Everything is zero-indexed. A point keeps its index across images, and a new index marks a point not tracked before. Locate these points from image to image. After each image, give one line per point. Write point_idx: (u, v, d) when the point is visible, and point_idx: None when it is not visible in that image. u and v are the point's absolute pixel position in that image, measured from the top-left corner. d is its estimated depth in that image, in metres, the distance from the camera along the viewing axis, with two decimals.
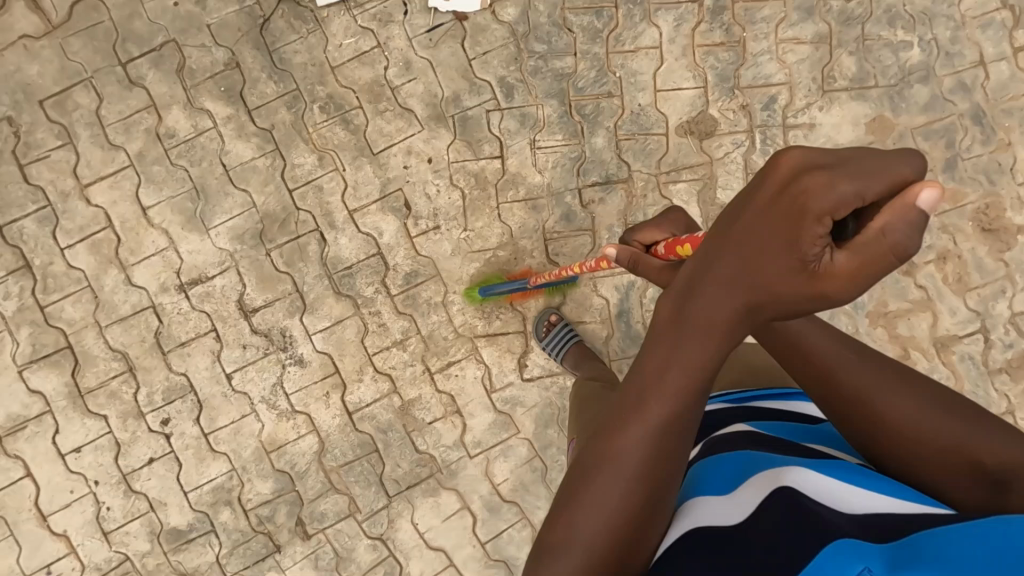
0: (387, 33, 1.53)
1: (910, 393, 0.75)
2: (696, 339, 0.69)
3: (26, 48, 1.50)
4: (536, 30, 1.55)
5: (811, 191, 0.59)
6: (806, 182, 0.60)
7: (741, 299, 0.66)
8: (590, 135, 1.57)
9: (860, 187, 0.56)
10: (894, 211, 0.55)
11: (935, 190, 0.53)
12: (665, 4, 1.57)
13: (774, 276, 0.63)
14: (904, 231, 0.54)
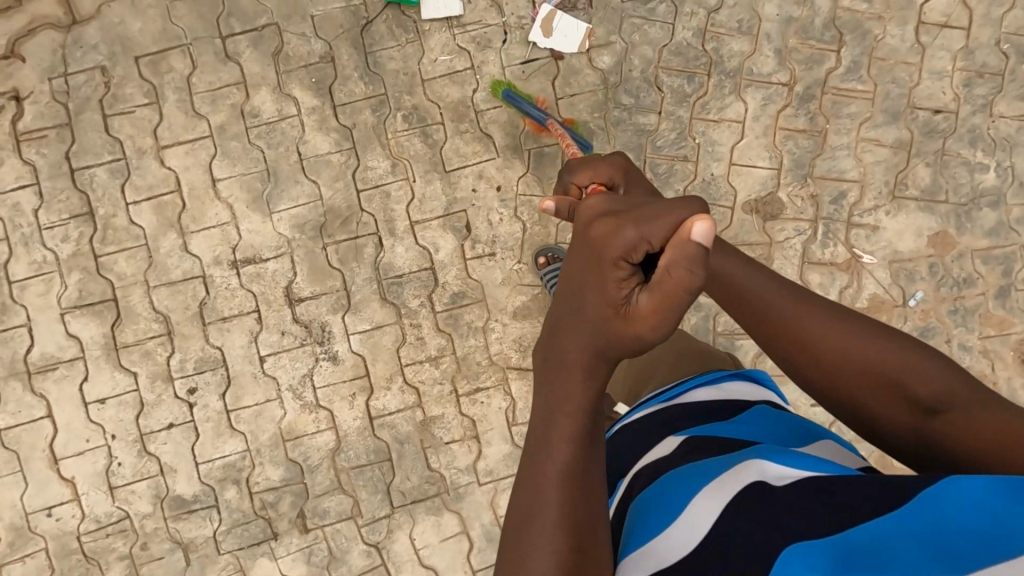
0: (482, 57, 1.55)
1: (832, 339, 0.77)
2: (576, 378, 0.68)
3: (133, 3, 1.52)
4: (627, 82, 1.57)
5: (618, 235, 0.64)
6: (605, 231, 0.65)
7: (598, 340, 0.66)
8: (658, 194, 1.59)
9: (642, 231, 0.63)
10: (677, 249, 0.58)
11: (704, 223, 0.56)
12: (756, 82, 1.59)
13: (602, 318, 0.66)
14: (688, 266, 0.58)
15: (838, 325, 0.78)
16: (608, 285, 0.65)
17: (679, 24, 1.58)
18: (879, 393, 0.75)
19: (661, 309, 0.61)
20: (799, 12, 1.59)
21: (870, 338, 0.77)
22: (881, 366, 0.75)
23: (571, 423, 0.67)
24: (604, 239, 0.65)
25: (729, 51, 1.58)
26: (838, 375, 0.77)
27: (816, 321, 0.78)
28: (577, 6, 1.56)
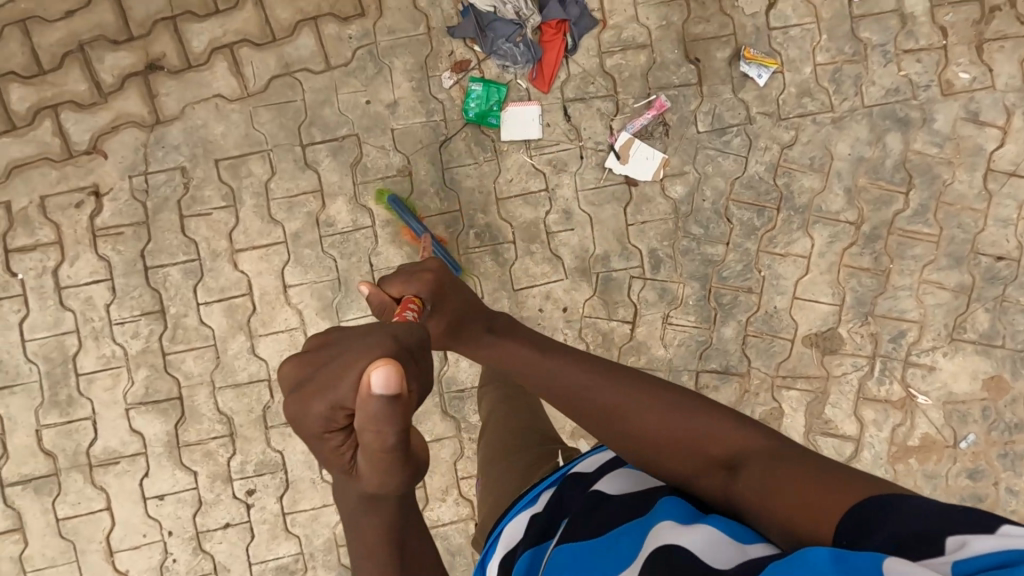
0: (558, 180, 1.57)
1: (658, 411, 0.84)
2: (364, 517, 0.75)
3: (217, 107, 1.54)
4: (697, 212, 1.59)
5: (307, 408, 0.68)
6: (297, 411, 0.69)
7: (353, 496, 0.74)
8: (721, 323, 1.61)
9: (329, 400, 0.66)
10: (369, 414, 0.64)
11: (378, 372, 0.62)
12: (824, 219, 1.61)
13: (349, 482, 0.74)
14: (390, 425, 0.65)
15: (661, 399, 0.86)
16: (331, 457, 0.71)
17: (753, 158, 1.60)
18: (704, 459, 0.78)
19: (375, 463, 0.68)
20: (870, 153, 1.61)
21: (688, 412, 0.83)
22: (715, 440, 0.80)
23: (372, 550, 0.76)
24: (299, 418, 0.68)
25: (800, 187, 1.61)
26: (652, 446, 0.82)
27: (635, 392, 0.88)
28: (654, 135, 1.58)
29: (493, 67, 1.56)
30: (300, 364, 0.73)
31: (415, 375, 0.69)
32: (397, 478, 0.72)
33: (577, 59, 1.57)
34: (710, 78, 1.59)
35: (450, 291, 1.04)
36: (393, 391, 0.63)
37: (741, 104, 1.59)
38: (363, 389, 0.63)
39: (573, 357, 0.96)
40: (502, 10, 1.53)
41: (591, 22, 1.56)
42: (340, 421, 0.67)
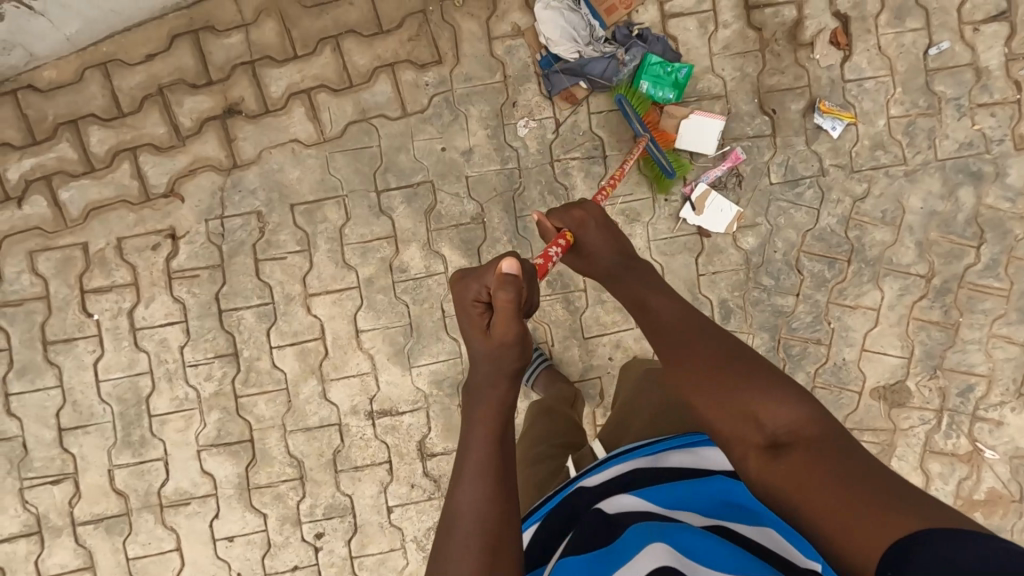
0: (630, 230, 1.57)
1: (723, 390, 0.85)
2: (490, 385, 0.95)
3: (293, 151, 1.55)
4: (768, 263, 1.59)
5: (467, 288, 1.02)
6: (462, 288, 1.04)
7: (480, 357, 0.98)
8: (790, 374, 1.61)
9: (480, 279, 1.01)
10: (500, 280, 0.96)
11: (511, 260, 0.98)
12: (895, 272, 1.61)
13: (478, 345, 0.99)
14: (511, 288, 0.95)
15: (734, 374, 0.87)
16: (472, 317, 1.01)
17: (825, 210, 1.60)
18: (756, 449, 0.80)
19: (505, 321, 0.95)
20: (942, 207, 1.61)
21: (754, 386, 0.84)
22: (768, 425, 0.80)
23: (489, 409, 0.93)
24: (462, 293, 1.03)
25: (871, 239, 1.60)
26: (713, 424, 0.85)
27: (706, 357, 0.90)
28: (727, 186, 1.58)
29: (568, 115, 1.57)
30: (461, 273, 1.07)
31: (530, 281, 1.05)
32: (517, 338, 0.96)
33: (652, 109, 1.57)
34: (784, 129, 1.59)
35: (595, 229, 1.17)
36: (517, 270, 0.97)
37: (814, 156, 1.59)
38: (499, 270, 0.98)
39: (676, 313, 1.00)
40: (587, 51, 1.53)
41: (675, 58, 1.57)
42: (484, 296, 1.01)
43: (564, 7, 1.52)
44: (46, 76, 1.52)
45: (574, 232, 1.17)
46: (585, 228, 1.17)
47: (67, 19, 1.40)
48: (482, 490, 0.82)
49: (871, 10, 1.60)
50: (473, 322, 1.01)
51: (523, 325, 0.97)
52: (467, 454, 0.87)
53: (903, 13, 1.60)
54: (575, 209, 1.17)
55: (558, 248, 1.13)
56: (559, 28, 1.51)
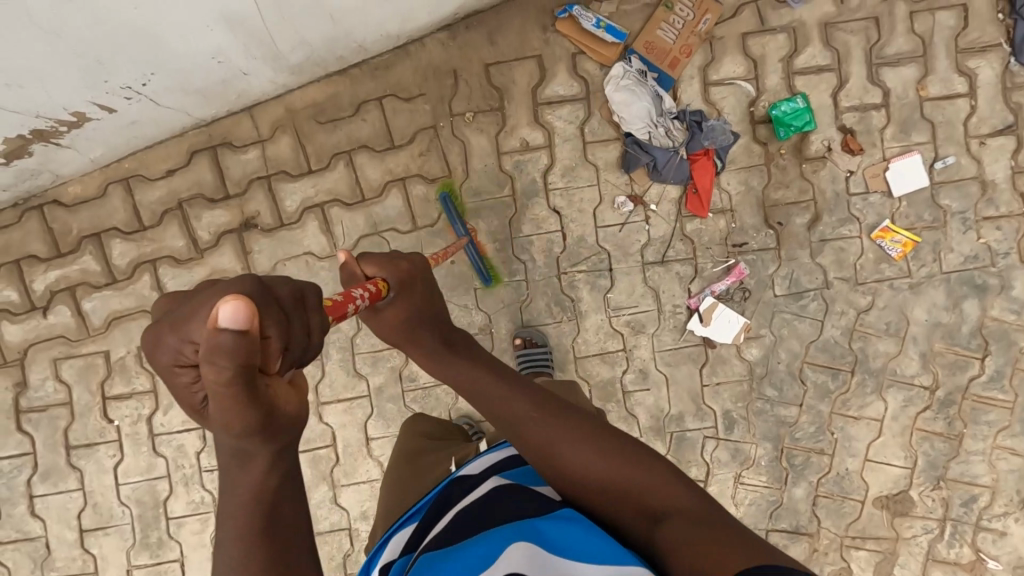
0: (635, 341, 1.60)
1: (571, 443, 0.87)
2: (237, 476, 0.65)
3: (307, 263, 1.60)
4: (772, 374, 1.61)
5: (159, 346, 0.59)
6: (150, 344, 0.60)
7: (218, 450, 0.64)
8: (793, 483, 1.62)
9: (178, 334, 0.58)
10: (210, 344, 0.55)
11: (229, 306, 0.55)
12: (898, 383, 1.62)
13: (207, 431, 0.63)
14: (225, 358, 0.56)
15: (578, 431, 0.88)
16: (183, 397, 0.61)
17: (829, 322, 1.61)
18: (620, 503, 0.82)
19: (222, 399, 0.58)
20: (947, 319, 1.62)
21: (597, 443, 0.87)
22: (629, 472, 0.83)
23: (240, 502, 0.64)
24: (156, 354, 0.59)
25: (875, 351, 1.62)
26: (563, 480, 0.85)
27: (547, 420, 0.90)
28: (733, 298, 1.60)
29: (574, 228, 1.60)
30: (170, 299, 0.66)
31: (278, 317, 0.63)
32: (258, 417, 0.61)
33: (657, 222, 1.60)
34: (789, 242, 1.61)
35: (422, 292, 1.00)
36: (245, 323, 0.55)
37: (819, 268, 1.61)
38: (210, 322, 0.55)
39: (504, 379, 0.97)
40: (657, 135, 1.54)
41: (723, 161, 1.58)
42: (188, 353, 0.59)
43: (645, 86, 1.54)
44: (71, 191, 1.57)
45: (391, 280, 0.98)
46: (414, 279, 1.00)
47: (91, 147, 1.43)
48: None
49: (876, 124, 1.61)
50: (185, 396, 0.62)
51: (267, 391, 0.61)
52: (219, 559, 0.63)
53: (909, 126, 1.61)
54: (402, 262, 1.00)
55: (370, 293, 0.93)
56: (638, 106, 1.53)
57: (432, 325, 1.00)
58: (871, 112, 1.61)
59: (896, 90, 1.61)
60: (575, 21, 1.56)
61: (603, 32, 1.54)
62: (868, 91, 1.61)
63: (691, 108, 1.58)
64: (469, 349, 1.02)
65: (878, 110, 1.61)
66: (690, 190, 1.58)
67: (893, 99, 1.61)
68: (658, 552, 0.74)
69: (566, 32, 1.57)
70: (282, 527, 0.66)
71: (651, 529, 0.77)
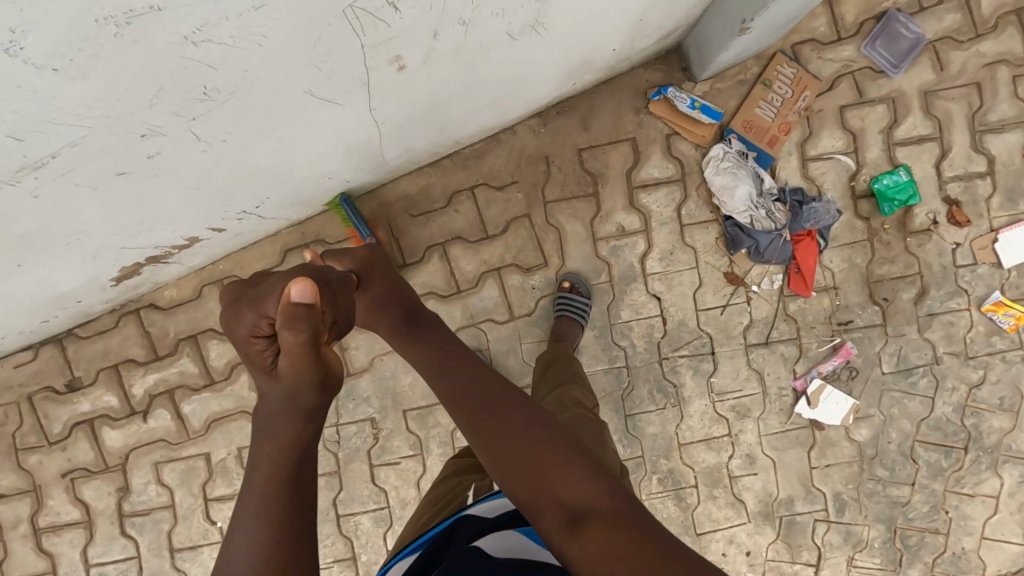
0: (741, 425, 1.57)
1: (512, 438, 0.83)
2: (281, 421, 0.79)
3: (404, 357, 1.57)
4: (883, 454, 1.58)
5: (240, 321, 0.81)
6: (233, 320, 0.82)
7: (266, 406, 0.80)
8: (907, 564, 1.59)
9: (259, 309, 0.80)
10: (286, 315, 0.75)
11: (303, 286, 0.76)
12: (1013, 458, 1.58)
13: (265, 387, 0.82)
14: (302, 325, 0.76)
15: (521, 420, 0.85)
16: (256, 358, 0.82)
17: (939, 398, 1.57)
18: (541, 507, 0.79)
19: (294, 358, 0.77)
20: None
21: (527, 435, 0.83)
22: (556, 464, 0.81)
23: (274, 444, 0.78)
24: (241, 326, 0.81)
25: (989, 426, 1.58)
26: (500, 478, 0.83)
27: (485, 407, 0.87)
28: (840, 378, 1.57)
29: (675, 312, 1.57)
30: (242, 287, 0.86)
31: (331, 301, 0.82)
32: (312, 381, 0.80)
33: (759, 303, 1.56)
34: (895, 318, 1.57)
35: (383, 270, 1.06)
36: (313, 298, 0.76)
37: (927, 343, 1.57)
38: (285, 299, 0.76)
39: (442, 361, 0.94)
40: (758, 217, 1.50)
41: (825, 240, 1.55)
42: (264, 328, 0.81)
43: (746, 168, 1.51)
44: (167, 294, 1.57)
45: (358, 270, 1.03)
46: (376, 266, 1.05)
47: (194, 258, 1.41)
48: (261, 510, 0.71)
49: (982, 193, 1.56)
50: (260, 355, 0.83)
51: (324, 358, 0.80)
52: (253, 476, 0.76)
53: (1016, 195, 1.56)
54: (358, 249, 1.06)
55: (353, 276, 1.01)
56: (741, 188, 1.49)
57: (391, 305, 1.01)
58: (977, 181, 1.57)
59: (1002, 157, 1.56)
60: (670, 102, 1.52)
61: (700, 114, 1.51)
62: (973, 160, 1.57)
63: (790, 186, 1.55)
64: (422, 327, 1.00)
65: (984, 179, 1.56)
66: (792, 270, 1.55)
67: (999, 167, 1.57)
68: (572, 561, 0.74)
69: (659, 113, 1.54)
70: (304, 472, 0.77)
71: (567, 534, 0.75)
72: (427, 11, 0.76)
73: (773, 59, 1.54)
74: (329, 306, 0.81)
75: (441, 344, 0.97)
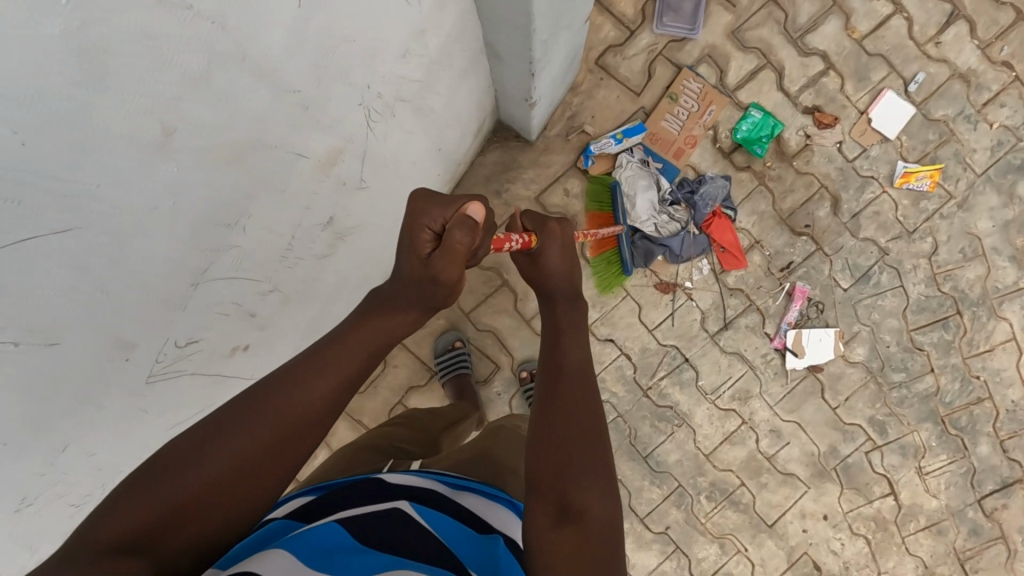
0: (749, 408, 1.56)
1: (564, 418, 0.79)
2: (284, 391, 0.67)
3: None
4: (889, 360, 1.56)
5: (421, 211, 0.78)
6: (415, 203, 0.80)
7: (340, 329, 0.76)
8: (973, 444, 1.55)
9: (443, 208, 0.78)
10: (458, 219, 0.74)
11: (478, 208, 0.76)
12: (1007, 296, 1.56)
13: (409, 270, 0.81)
14: (465, 233, 0.74)
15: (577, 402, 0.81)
16: (415, 247, 0.79)
17: (908, 284, 1.56)
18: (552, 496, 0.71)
19: (449, 264, 0.76)
20: (1012, 212, 1.56)
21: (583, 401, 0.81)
22: (589, 469, 0.74)
23: (279, 411, 0.65)
24: (415, 214, 0.78)
25: (968, 281, 1.56)
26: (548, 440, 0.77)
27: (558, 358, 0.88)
28: (811, 317, 1.56)
29: (633, 344, 1.58)
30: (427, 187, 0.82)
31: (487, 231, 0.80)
32: (451, 284, 0.79)
33: (700, 293, 1.57)
34: (827, 237, 1.57)
35: (561, 249, 1.00)
36: (481, 219, 0.77)
37: (868, 242, 1.57)
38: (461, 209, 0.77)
39: (553, 308, 0.97)
40: (662, 223, 1.52)
41: (734, 211, 1.56)
42: (433, 227, 0.78)
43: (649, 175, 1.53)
44: None
45: (538, 235, 0.99)
46: (550, 226, 1.01)
47: None
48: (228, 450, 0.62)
49: (834, 88, 1.58)
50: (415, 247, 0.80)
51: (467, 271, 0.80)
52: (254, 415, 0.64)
53: (864, 72, 1.57)
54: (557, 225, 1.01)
55: (521, 244, 0.94)
56: (638, 197, 1.52)
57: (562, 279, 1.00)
58: (822, 80, 1.58)
59: (833, 48, 1.58)
60: (601, 154, 1.56)
61: (630, 139, 1.54)
62: (808, 64, 1.58)
63: (682, 181, 1.57)
64: (563, 310, 0.96)
65: (827, 75, 1.58)
66: (719, 252, 1.56)
67: (834, 57, 1.58)
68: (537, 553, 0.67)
69: (602, 169, 1.57)
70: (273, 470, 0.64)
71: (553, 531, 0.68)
72: (228, 316, 0.80)
73: (678, 75, 1.58)
74: (484, 234, 0.81)
75: (574, 329, 0.94)
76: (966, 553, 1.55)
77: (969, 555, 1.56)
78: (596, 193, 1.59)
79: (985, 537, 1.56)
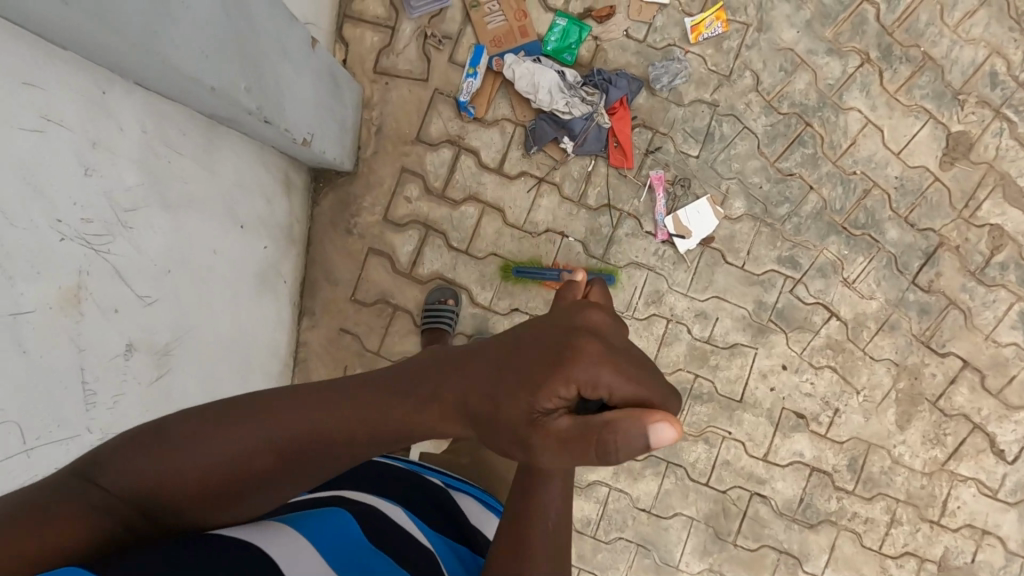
0: (668, 305, 1.57)
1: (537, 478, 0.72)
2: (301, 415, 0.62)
3: None
4: (768, 198, 1.56)
5: (578, 354, 0.52)
6: (570, 338, 0.53)
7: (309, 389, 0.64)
8: (882, 235, 1.55)
9: (612, 373, 0.51)
10: (629, 422, 0.49)
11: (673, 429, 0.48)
12: (843, 87, 1.56)
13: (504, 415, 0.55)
14: (628, 446, 0.49)
15: None
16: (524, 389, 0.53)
17: (750, 122, 1.57)
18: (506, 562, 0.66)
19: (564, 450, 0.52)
20: (808, 11, 1.56)
21: None
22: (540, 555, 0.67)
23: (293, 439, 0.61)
24: (566, 362, 0.52)
25: (801, 93, 1.56)
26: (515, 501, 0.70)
27: None
28: (680, 196, 1.56)
29: (536, 302, 1.58)
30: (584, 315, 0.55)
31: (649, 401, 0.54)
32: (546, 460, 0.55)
33: (572, 226, 1.57)
34: (657, 118, 1.57)
35: None
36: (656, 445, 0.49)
37: (696, 103, 1.57)
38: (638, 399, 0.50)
39: None
40: (572, 108, 1.52)
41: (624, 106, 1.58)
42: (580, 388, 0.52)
43: (535, 72, 1.52)
44: None
45: None
46: None
47: None
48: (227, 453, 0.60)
49: None
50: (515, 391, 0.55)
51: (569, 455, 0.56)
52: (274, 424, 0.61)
53: None
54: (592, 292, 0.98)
55: None
56: (551, 83, 1.52)
57: None
58: None
59: None
60: (474, 97, 1.58)
61: (480, 66, 1.56)
62: None
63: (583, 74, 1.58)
64: None
65: None
66: (613, 145, 1.57)
67: None
68: None
69: (488, 105, 1.58)
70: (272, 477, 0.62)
71: None
72: None
73: None
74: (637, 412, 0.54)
75: None
76: (928, 335, 1.55)
77: (932, 336, 1.55)
78: (435, 187, 1.59)
79: (936, 311, 1.55)
